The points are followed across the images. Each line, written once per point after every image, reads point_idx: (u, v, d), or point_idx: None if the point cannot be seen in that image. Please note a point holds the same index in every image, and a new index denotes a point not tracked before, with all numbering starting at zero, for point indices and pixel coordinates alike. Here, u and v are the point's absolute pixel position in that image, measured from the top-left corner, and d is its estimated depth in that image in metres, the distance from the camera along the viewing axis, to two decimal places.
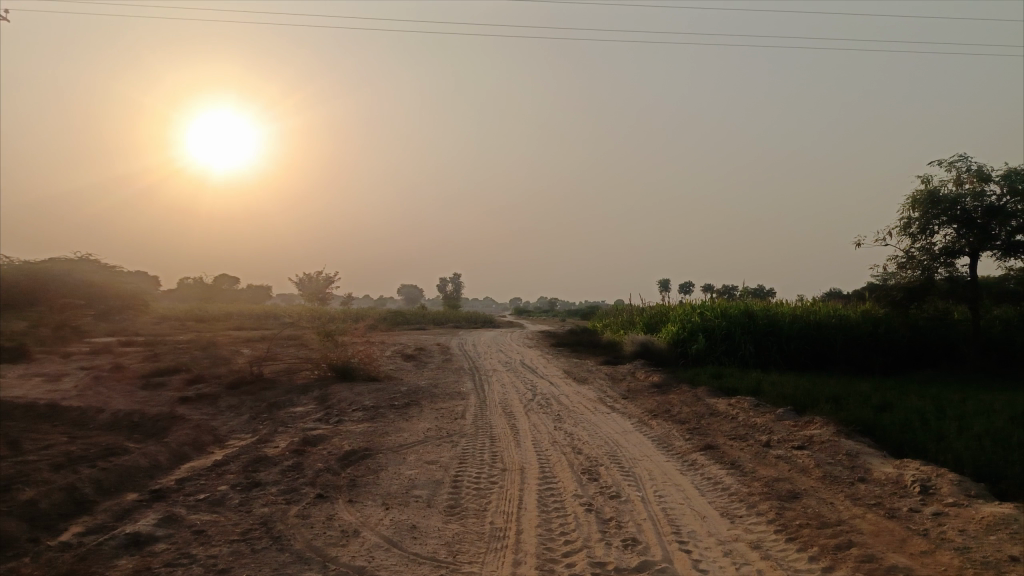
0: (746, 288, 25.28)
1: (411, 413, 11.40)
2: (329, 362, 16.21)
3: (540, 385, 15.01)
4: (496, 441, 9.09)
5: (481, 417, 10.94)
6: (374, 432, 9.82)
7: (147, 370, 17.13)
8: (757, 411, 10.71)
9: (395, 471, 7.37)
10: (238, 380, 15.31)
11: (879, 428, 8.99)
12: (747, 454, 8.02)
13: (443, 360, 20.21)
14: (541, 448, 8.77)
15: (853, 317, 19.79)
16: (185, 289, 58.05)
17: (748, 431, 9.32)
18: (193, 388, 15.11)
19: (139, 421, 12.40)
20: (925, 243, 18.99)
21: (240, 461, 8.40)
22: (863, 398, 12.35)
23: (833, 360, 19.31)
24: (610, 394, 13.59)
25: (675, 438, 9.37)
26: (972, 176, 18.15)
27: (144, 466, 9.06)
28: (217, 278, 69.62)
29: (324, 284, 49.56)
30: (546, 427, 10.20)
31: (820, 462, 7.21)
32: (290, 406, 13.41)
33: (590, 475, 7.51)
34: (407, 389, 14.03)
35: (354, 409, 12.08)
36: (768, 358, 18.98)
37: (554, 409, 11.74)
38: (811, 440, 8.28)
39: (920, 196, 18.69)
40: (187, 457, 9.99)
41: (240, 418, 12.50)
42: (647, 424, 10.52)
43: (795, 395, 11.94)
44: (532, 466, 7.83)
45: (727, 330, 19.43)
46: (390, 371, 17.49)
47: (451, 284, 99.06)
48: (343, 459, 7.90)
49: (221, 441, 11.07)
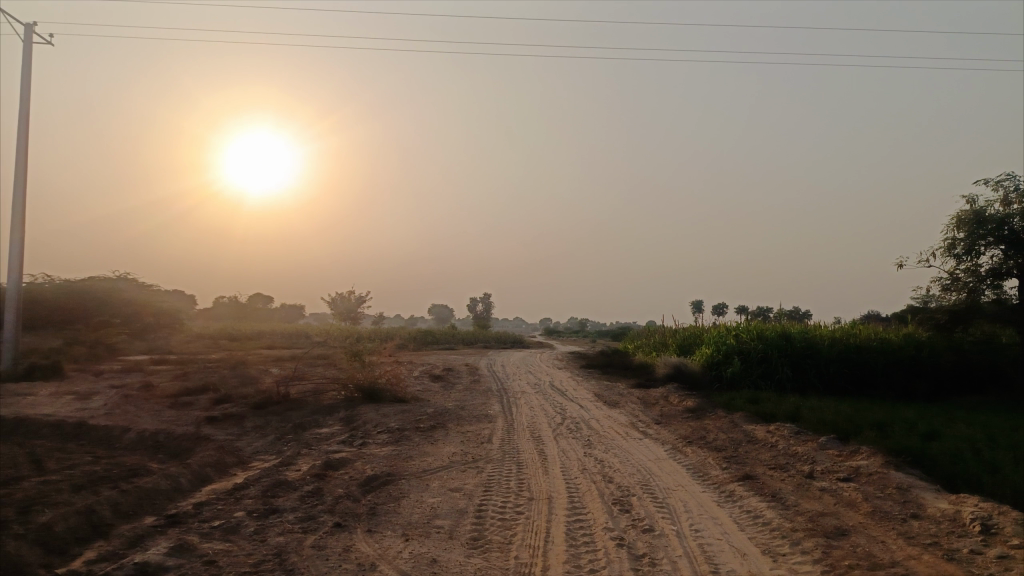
0: (782, 310, 24.68)
1: (436, 436, 11.12)
2: (355, 383, 16.03)
3: (570, 407, 14.65)
4: (523, 468, 8.76)
5: (508, 442, 10.61)
6: (398, 456, 9.55)
7: (176, 390, 17.12)
8: (797, 439, 10.22)
9: (418, 498, 7.09)
10: (265, 400, 15.18)
11: (929, 459, 8.48)
12: (789, 485, 7.58)
13: (472, 381, 19.94)
14: (570, 476, 8.42)
15: (895, 340, 19.10)
16: (220, 307, 58.74)
17: (788, 460, 8.86)
18: (220, 408, 15.02)
19: (164, 441, 12.30)
20: (970, 264, 18.29)
21: (260, 486, 8.18)
22: (908, 425, 11.77)
23: (875, 385, 18.62)
24: (642, 419, 13.17)
25: (710, 467, 8.95)
26: (1020, 195, 17.44)
27: (165, 488, 8.90)
28: (252, 297, 70.44)
29: (354, 304, 49.73)
30: (575, 453, 9.84)
31: (868, 497, 6.75)
32: (316, 428, 13.23)
33: (620, 506, 7.14)
34: (434, 411, 13.77)
35: (379, 431, 11.83)
36: (806, 382, 18.36)
37: (585, 435, 11.35)
38: (857, 471, 7.81)
39: (965, 215, 18.03)
40: (209, 479, 9.82)
41: (265, 439, 12.34)
42: (681, 450, 10.09)
43: (836, 421, 11.43)
44: (560, 495, 7.49)
45: (763, 353, 18.86)
46: (418, 393, 17.26)
47: (481, 304, 99.00)
48: (364, 485, 7.64)
49: (244, 463, 10.89)
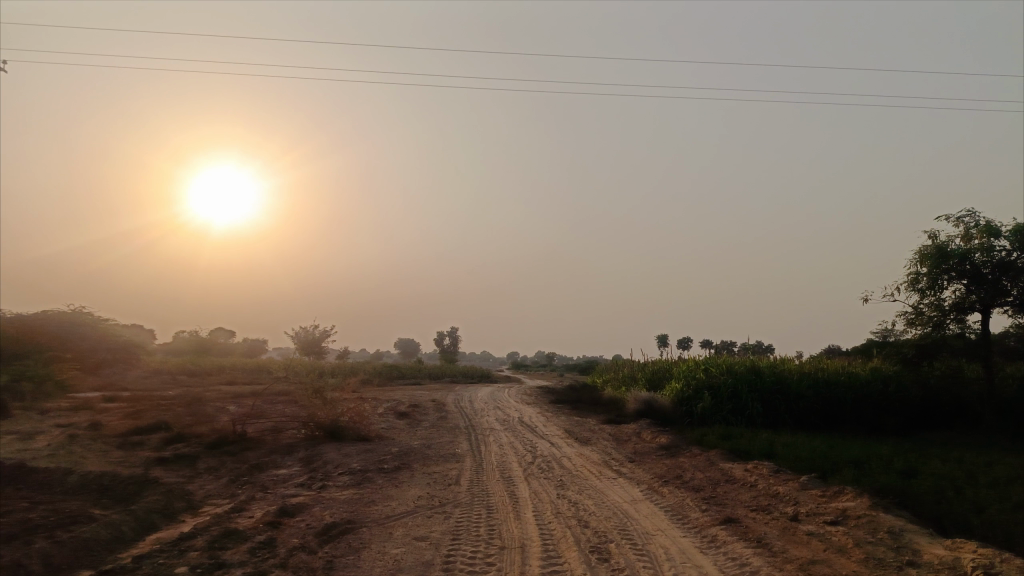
0: (749, 345, 24.69)
1: (401, 478, 10.55)
2: (317, 422, 15.36)
3: (540, 445, 14.18)
4: (493, 512, 8.25)
5: (477, 484, 10.08)
6: (359, 501, 8.97)
7: (126, 429, 16.21)
8: (777, 478, 9.89)
9: (381, 549, 6.55)
10: (219, 441, 14.42)
11: (915, 500, 8.19)
12: (774, 529, 7.19)
13: (438, 418, 19.32)
14: (543, 521, 7.94)
15: (863, 374, 19.04)
16: (180, 341, 57.16)
17: (770, 502, 8.50)
18: (171, 449, 14.21)
19: (109, 484, 11.50)
20: (934, 298, 18.37)
21: (208, 536, 7.55)
22: (885, 462, 11.54)
23: (845, 420, 18.47)
24: (615, 457, 12.73)
25: (690, 509, 8.54)
26: (980, 231, 17.50)
27: (105, 538, 8.19)
28: (213, 331, 68.92)
29: (319, 337, 48.77)
30: (547, 495, 9.35)
31: (859, 541, 6.40)
32: (274, 469, 12.54)
33: (598, 554, 6.67)
34: (399, 450, 13.16)
35: (340, 472, 11.22)
36: (776, 418, 18.14)
37: (556, 475, 10.87)
38: (843, 514, 7.47)
39: (928, 251, 18.08)
40: (155, 527, 9.11)
41: (218, 482, 11.61)
42: (658, 491, 9.68)
43: (813, 459, 11.16)
44: (533, 543, 6.99)
45: (733, 388, 18.62)
46: (382, 431, 16.60)
47: (448, 338, 98.18)
48: (322, 534, 7.05)
49: (195, 508, 10.20)
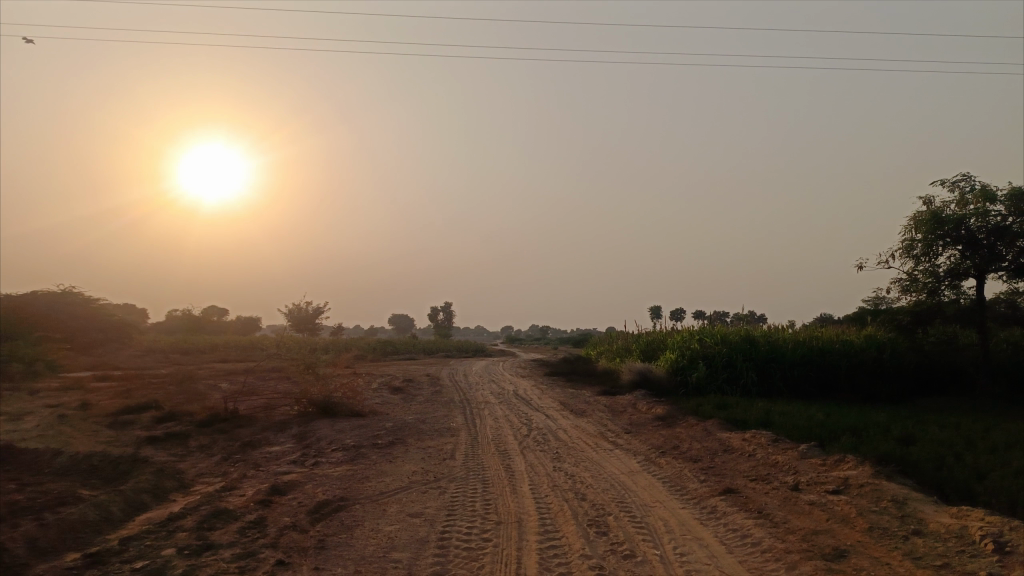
0: (741, 315, 24.66)
1: (395, 453, 10.40)
2: (309, 398, 15.18)
3: (535, 418, 14.06)
4: (489, 487, 8.10)
5: (472, 457, 9.94)
6: (352, 477, 8.81)
7: (116, 408, 15.99)
8: (775, 447, 9.78)
9: (373, 527, 6.38)
10: (210, 419, 14.23)
11: (917, 467, 8.07)
12: (775, 499, 7.06)
13: (433, 392, 19.18)
14: (540, 494, 7.80)
15: (857, 341, 18.95)
16: (173, 319, 56.83)
17: (770, 471, 8.38)
18: (162, 427, 14.02)
19: (99, 464, 11.31)
20: (928, 265, 18.17)
21: (198, 516, 7.37)
22: (882, 429, 11.45)
23: (839, 388, 18.42)
24: (611, 428, 12.60)
25: (688, 480, 8.41)
26: (976, 196, 17.31)
27: (92, 519, 8.02)
28: (207, 308, 68.69)
29: (312, 314, 48.54)
30: (544, 468, 9.22)
31: (863, 511, 6.27)
32: (266, 446, 12.37)
33: (597, 528, 6.53)
34: (393, 426, 12.99)
35: (333, 448, 11.05)
36: (771, 386, 18.10)
37: (552, 447, 10.73)
38: (845, 482, 7.34)
39: (922, 217, 17.86)
40: (144, 507, 8.94)
41: (210, 460, 11.43)
42: (656, 462, 9.56)
43: (811, 427, 11.06)
44: (530, 518, 6.84)
45: (728, 357, 18.53)
46: (376, 406, 16.44)
47: (442, 312, 98.14)
48: (313, 512, 6.88)
49: (186, 487, 10.04)
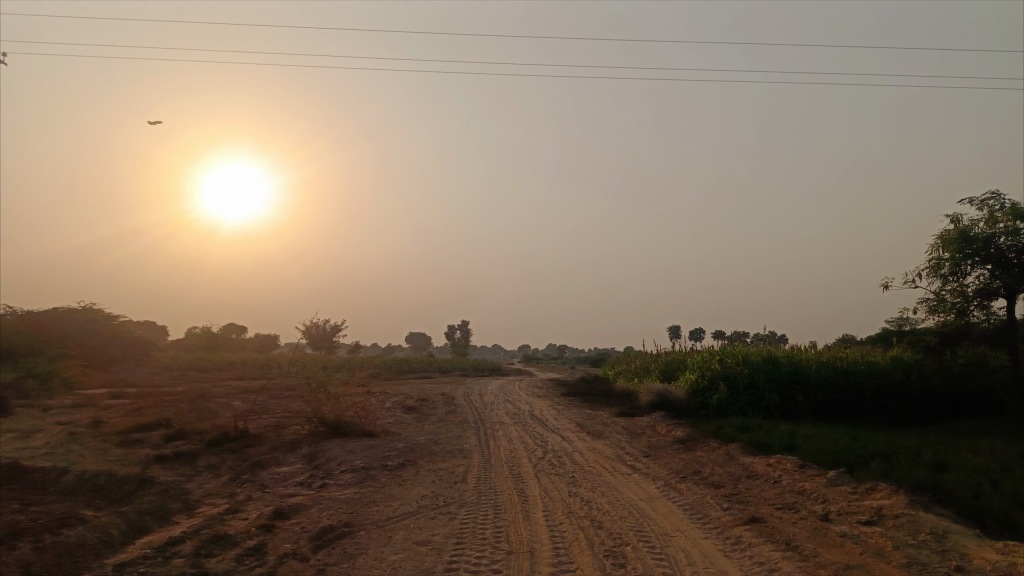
0: (761, 337, 24.20)
1: (405, 475, 10.09)
2: (320, 417, 14.92)
3: (550, 439, 13.69)
4: (501, 513, 7.75)
5: (485, 481, 9.59)
6: (360, 500, 8.50)
7: (127, 427, 15.80)
8: (802, 474, 9.34)
9: (377, 556, 6.06)
10: (220, 438, 14.00)
11: (954, 496, 7.62)
12: (804, 530, 6.65)
13: (447, 412, 18.85)
14: (554, 522, 7.43)
15: (883, 362, 18.41)
16: (192, 336, 56.97)
17: (797, 499, 7.97)
18: (171, 446, 13.80)
19: (104, 484, 11.08)
20: (956, 284, 17.68)
21: (196, 541, 7.09)
22: (913, 454, 10.96)
23: (865, 410, 17.86)
24: (629, 452, 12.19)
25: (710, 508, 8.01)
26: (1006, 214, 16.80)
27: (91, 542, 7.76)
28: (226, 326, 68.97)
29: (330, 332, 48.43)
30: (559, 493, 8.85)
31: (900, 544, 5.86)
32: (274, 466, 12.10)
33: (614, 559, 6.15)
34: (404, 446, 12.68)
35: (343, 470, 10.76)
36: (794, 408, 17.58)
37: (568, 471, 10.35)
38: (879, 512, 6.92)
39: (949, 236, 17.38)
40: (147, 530, 8.68)
41: (217, 481, 11.18)
42: (676, 488, 9.15)
43: (839, 452, 10.61)
44: (543, 547, 6.48)
45: (749, 378, 18.04)
46: (388, 426, 16.14)
47: (459, 331, 97.85)
48: (316, 539, 6.57)
49: (191, 509, 9.78)
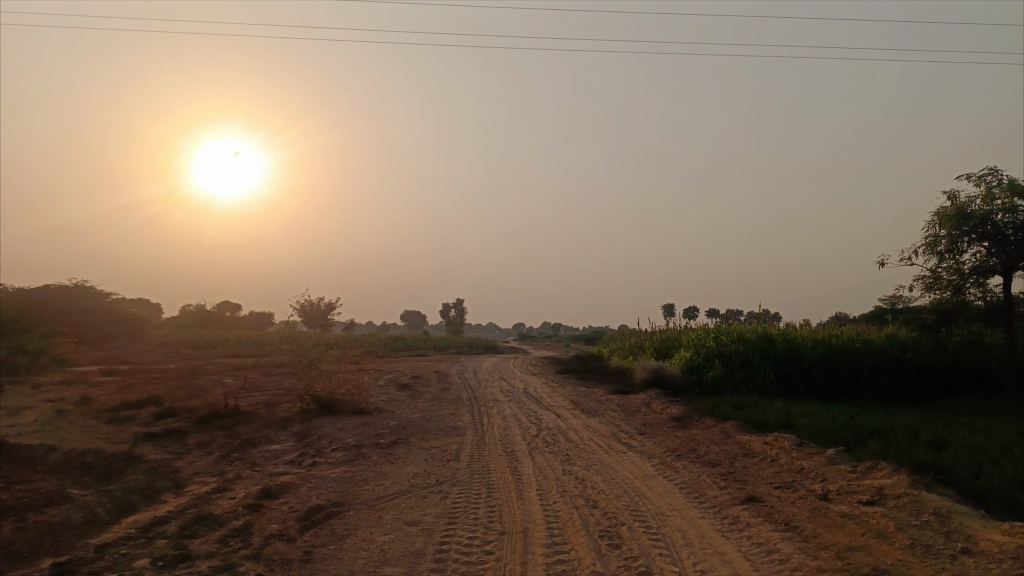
0: (756, 315, 24.11)
1: (397, 453, 9.93)
2: (312, 394, 14.74)
3: (545, 417, 13.56)
4: (494, 492, 7.60)
5: (478, 459, 9.44)
6: (351, 479, 8.34)
7: (117, 404, 15.58)
8: (800, 452, 9.21)
9: (365, 537, 5.89)
10: (211, 415, 13.82)
11: (954, 476, 7.48)
12: (803, 510, 6.50)
13: (440, 389, 18.69)
14: (547, 501, 7.28)
15: (878, 341, 18.31)
16: (185, 313, 56.59)
17: (795, 478, 7.83)
18: (161, 424, 13.62)
19: (92, 461, 10.89)
20: (953, 262, 17.38)
21: (181, 521, 6.92)
22: (910, 433, 10.84)
23: (860, 388, 17.81)
24: (624, 429, 12.06)
25: (707, 486, 7.87)
26: (1003, 190, 16.56)
27: (75, 521, 7.58)
28: (220, 302, 68.62)
29: (325, 310, 48.14)
30: (553, 471, 8.70)
31: (902, 525, 5.71)
32: (265, 444, 11.92)
33: (609, 540, 6.00)
34: (397, 424, 12.51)
35: (334, 447, 10.60)
36: (789, 386, 17.50)
37: (562, 449, 10.20)
38: (880, 492, 6.77)
39: (946, 213, 17.14)
40: (133, 508, 8.51)
41: (207, 459, 11.00)
42: (672, 466, 9.01)
43: (836, 430, 10.48)
44: (537, 528, 6.32)
45: (744, 356, 17.93)
46: (381, 403, 15.98)
47: (454, 309, 97.57)
48: (303, 519, 6.42)
49: (180, 487, 9.61)
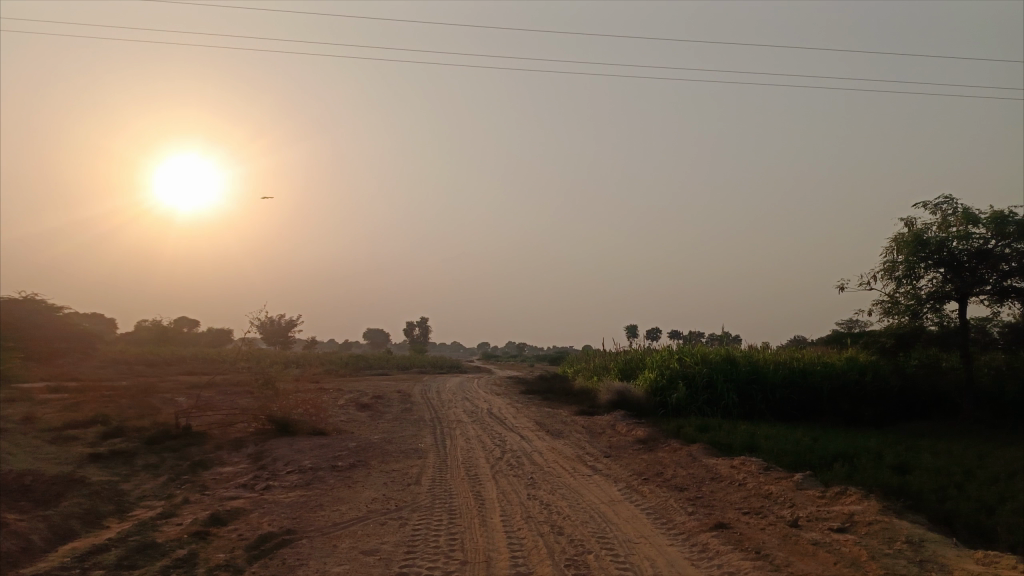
0: (718, 337, 24.21)
1: (355, 477, 9.56)
2: (268, 414, 14.25)
3: (508, 439, 13.28)
4: (456, 518, 7.30)
5: (440, 483, 9.13)
6: (306, 504, 7.97)
7: (62, 424, 14.88)
8: (767, 476, 9.09)
9: (319, 568, 5.55)
10: (161, 436, 13.25)
11: (922, 501, 7.41)
12: (774, 537, 6.35)
13: (402, 409, 18.29)
14: (511, 527, 7.01)
15: (838, 364, 18.47)
16: (140, 330, 54.98)
17: (764, 503, 7.69)
18: (107, 444, 13.00)
19: (30, 483, 10.30)
20: (910, 287, 17.63)
21: (121, 550, 6.49)
22: (873, 456, 10.81)
23: (821, 411, 17.89)
24: (589, 451, 11.84)
25: (675, 512, 7.68)
26: (958, 218, 16.86)
27: (5, 549, 7.07)
28: (177, 318, 66.96)
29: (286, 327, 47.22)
30: (517, 496, 8.44)
31: (875, 553, 5.58)
32: (218, 466, 11.44)
33: (576, 570, 5.76)
34: (356, 446, 12.12)
35: (289, 470, 10.18)
36: (752, 409, 17.50)
37: (527, 472, 9.94)
38: (851, 518, 6.65)
39: (904, 238, 17.36)
40: (71, 534, 8.01)
41: (155, 481, 10.48)
42: (638, 490, 8.81)
43: (802, 453, 10.38)
44: (500, 557, 6.05)
45: (708, 378, 17.90)
46: (340, 424, 15.54)
47: (418, 327, 96.70)
48: (252, 549, 6.05)
49: (124, 511, 9.10)
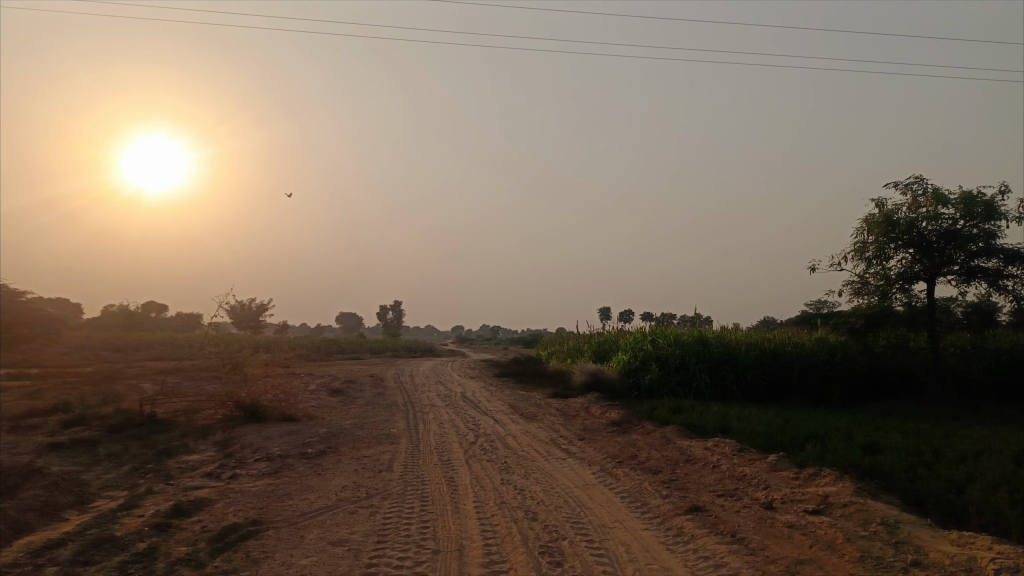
0: (691, 319, 24.30)
1: (326, 464, 9.37)
2: (236, 400, 13.95)
3: (481, 423, 13.15)
4: (428, 505, 7.16)
5: (412, 469, 8.97)
6: (273, 493, 7.77)
7: (21, 412, 14.43)
8: (741, 458, 9.07)
9: (285, 560, 5.37)
10: (124, 424, 12.90)
11: (894, 481, 7.42)
12: (749, 520, 6.30)
13: (374, 394, 18.05)
14: (484, 514, 6.87)
15: (808, 345, 18.62)
16: (106, 315, 53.79)
17: (739, 486, 7.65)
18: (69, 433, 12.62)
19: None
20: (880, 268, 17.77)
21: (78, 544, 6.23)
22: (844, 436, 10.85)
23: (792, 391, 18.04)
24: (563, 435, 11.75)
25: (649, 495, 7.61)
26: (928, 198, 16.98)
27: None
28: (145, 303, 65.75)
29: (256, 311, 46.53)
30: (491, 481, 8.30)
31: (850, 536, 5.54)
32: (183, 454, 11.15)
33: (550, 557, 5.64)
34: (326, 432, 11.89)
35: (257, 458, 9.95)
36: (724, 389, 17.60)
37: (500, 456, 9.82)
38: (825, 500, 6.62)
39: (874, 219, 17.47)
40: (27, 527, 7.71)
41: (117, 471, 10.18)
42: (613, 474, 8.74)
43: (774, 434, 10.38)
44: (473, 545, 5.91)
45: (681, 359, 17.94)
46: (311, 409, 15.29)
47: (392, 311, 96.02)
48: (216, 541, 5.84)
49: (84, 502, 8.81)
